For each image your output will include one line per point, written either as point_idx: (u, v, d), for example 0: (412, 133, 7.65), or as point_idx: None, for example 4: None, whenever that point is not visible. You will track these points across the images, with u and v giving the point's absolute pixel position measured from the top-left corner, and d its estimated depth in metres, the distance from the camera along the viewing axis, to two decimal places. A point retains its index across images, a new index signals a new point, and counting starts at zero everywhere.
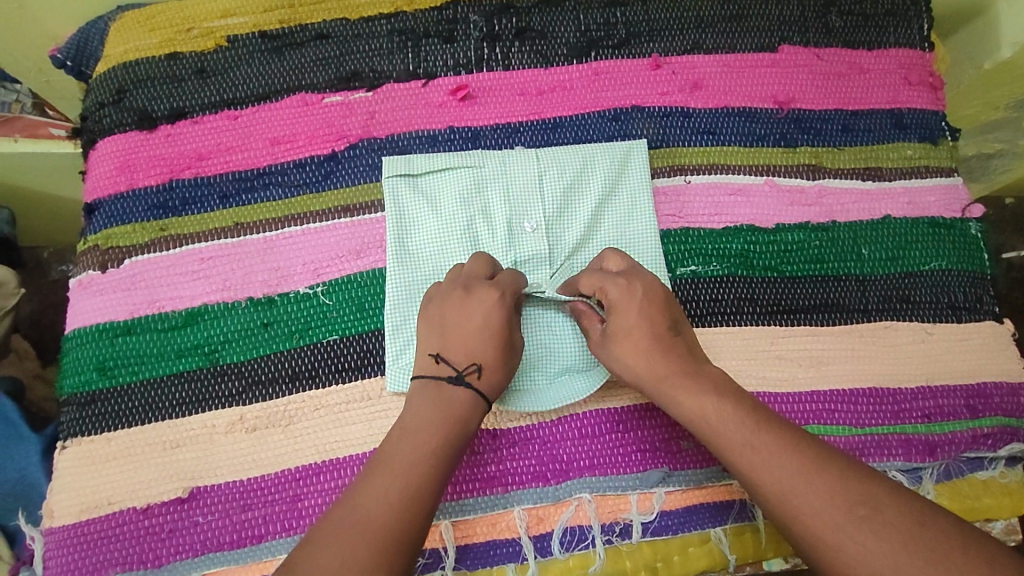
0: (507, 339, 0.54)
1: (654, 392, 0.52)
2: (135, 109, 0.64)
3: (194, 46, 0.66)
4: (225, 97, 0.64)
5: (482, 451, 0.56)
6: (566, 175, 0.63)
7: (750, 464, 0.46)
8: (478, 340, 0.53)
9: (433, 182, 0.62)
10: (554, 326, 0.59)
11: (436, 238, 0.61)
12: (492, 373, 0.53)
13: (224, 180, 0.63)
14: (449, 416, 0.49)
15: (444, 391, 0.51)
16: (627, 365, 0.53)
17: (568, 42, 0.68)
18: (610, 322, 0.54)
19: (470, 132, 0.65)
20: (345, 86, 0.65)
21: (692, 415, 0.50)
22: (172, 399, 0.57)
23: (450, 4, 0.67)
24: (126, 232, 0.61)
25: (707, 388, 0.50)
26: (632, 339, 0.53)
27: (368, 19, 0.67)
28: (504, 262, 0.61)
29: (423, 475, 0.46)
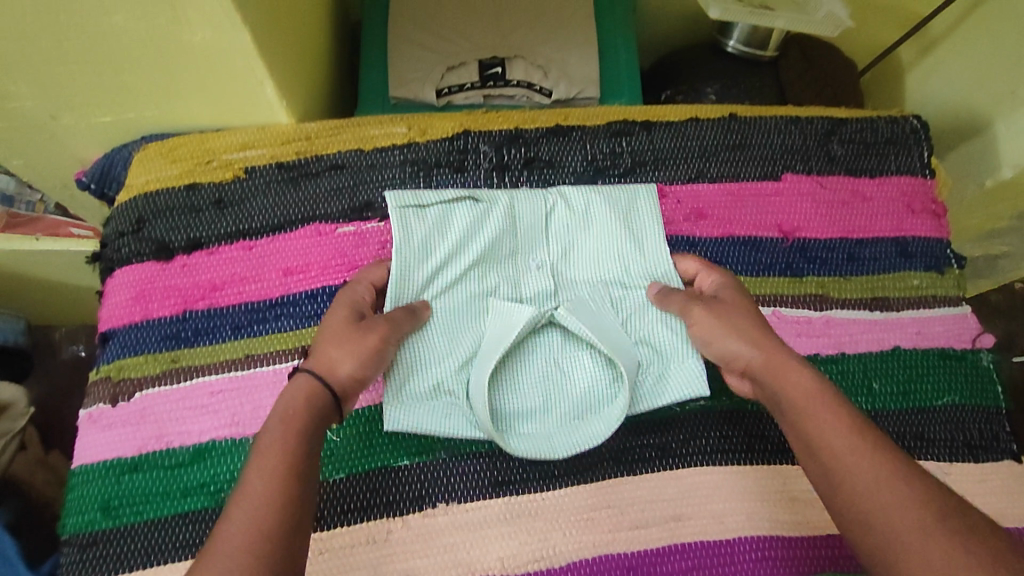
0: (342, 325, 0.54)
1: (759, 369, 0.54)
2: (153, 239, 0.66)
3: (213, 177, 0.68)
4: (241, 228, 0.66)
5: None
6: (570, 215, 0.67)
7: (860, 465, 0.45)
8: (323, 335, 0.53)
9: (441, 211, 0.64)
10: (564, 364, 0.62)
11: (440, 273, 0.63)
12: (326, 357, 0.52)
13: (238, 311, 0.64)
14: (291, 404, 0.48)
15: (288, 392, 0.50)
16: (727, 339, 0.56)
17: (575, 171, 0.70)
18: (722, 297, 0.59)
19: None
20: (358, 216, 0.67)
21: (795, 394, 0.51)
22: (175, 541, 0.56)
23: (461, 134, 0.70)
24: (138, 363, 0.62)
25: (821, 383, 0.51)
26: (733, 304, 0.58)
27: (381, 150, 0.69)
28: (511, 296, 0.64)
29: (268, 515, 0.42)
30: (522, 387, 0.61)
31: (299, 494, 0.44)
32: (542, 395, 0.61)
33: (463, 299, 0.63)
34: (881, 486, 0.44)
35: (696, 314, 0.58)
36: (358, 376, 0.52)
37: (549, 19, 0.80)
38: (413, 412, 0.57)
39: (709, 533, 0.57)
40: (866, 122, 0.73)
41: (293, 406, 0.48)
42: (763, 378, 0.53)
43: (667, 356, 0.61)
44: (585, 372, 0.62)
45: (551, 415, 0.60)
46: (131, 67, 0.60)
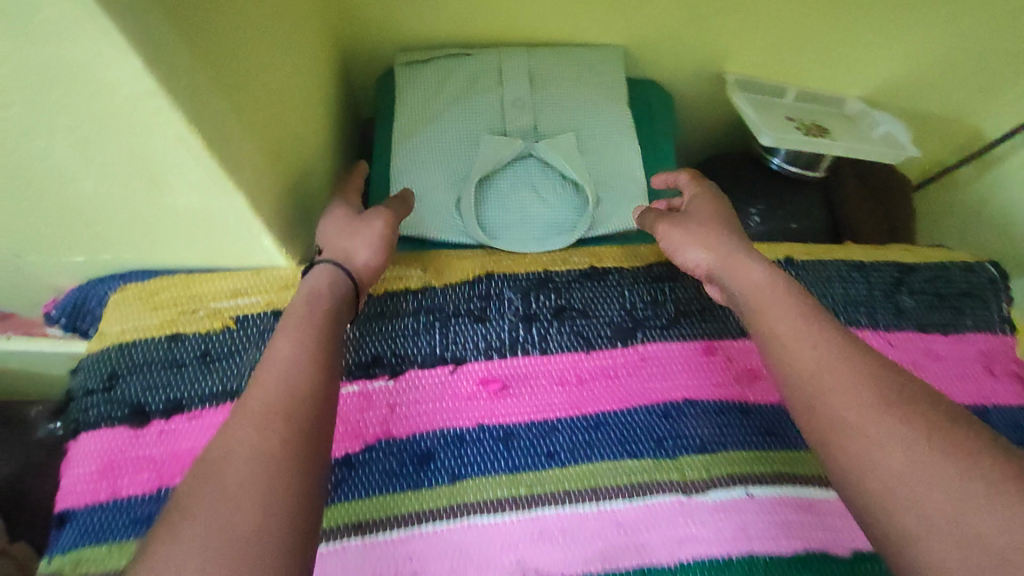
0: (342, 223, 0.59)
1: (715, 267, 0.56)
2: (127, 400, 0.57)
3: (199, 326, 0.60)
4: (228, 388, 0.57)
5: None
6: (552, 74, 0.73)
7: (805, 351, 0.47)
8: (326, 233, 0.58)
9: (433, 108, 0.71)
10: (548, 177, 0.69)
11: (435, 154, 0.70)
12: (338, 246, 0.56)
13: None
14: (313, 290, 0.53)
15: (307, 283, 0.54)
16: (686, 240, 0.58)
17: (611, 322, 0.62)
18: (694, 209, 0.60)
19: (501, 432, 0.58)
20: (364, 373, 0.59)
21: (746, 286, 0.53)
22: None
23: (485, 277, 0.63)
24: (99, 555, 0.52)
25: (771, 275, 0.53)
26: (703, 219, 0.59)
27: (392, 293, 0.62)
28: (497, 190, 0.68)
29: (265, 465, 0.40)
30: (512, 236, 0.67)
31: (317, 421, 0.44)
32: (529, 176, 0.68)
33: (459, 169, 0.69)
34: (882, 442, 0.40)
35: (667, 244, 0.61)
36: (371, 267, 0.57)
37: (586, 129, 0.71)
38: (416, 213, 0.67)
39: None
40: (937, 269, 0.66)
41: (318, 287, 0.53)
42: (722, 277, 0.55)
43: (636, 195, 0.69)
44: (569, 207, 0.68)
45: (524, 225, 0.67)
46: (102, 222, 0.53)
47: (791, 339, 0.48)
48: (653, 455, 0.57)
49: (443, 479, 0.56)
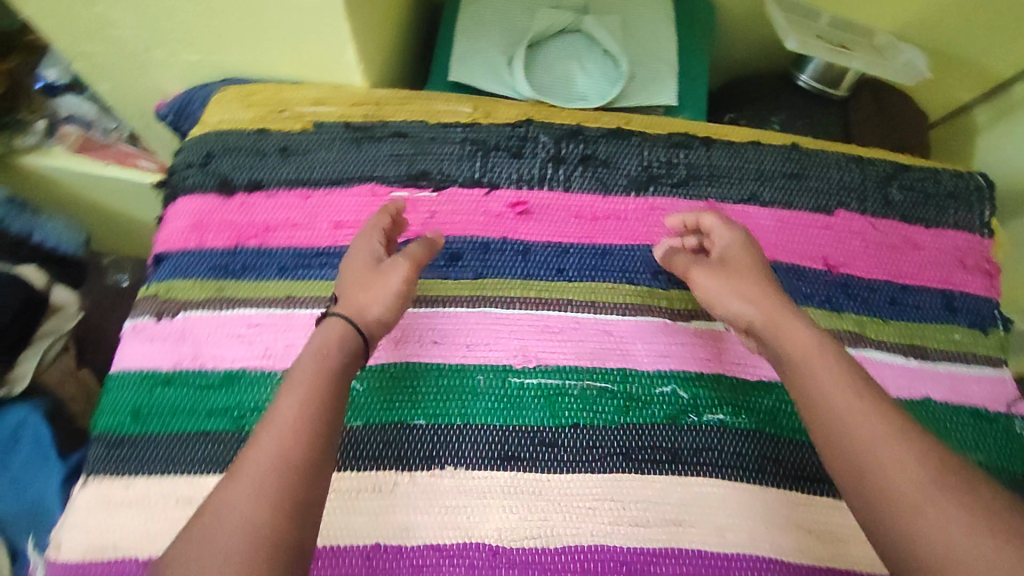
0: (365, 273, 0.58)
1: (760, 325, 0.55)
2: (217, 174, 0.70)
3: (283, 126, 0.72)
4: (302, 177, 0.70)
5: (478, 568, 0.55)
6: None
7: (851, 408, 0.48)
8: (349, 284, 0.58)
9: None
10: (588, 48, 0.78)
11: (489, 18, 0.79)
12: (355, 301, 0.56)
13: (285, 253, 0.67)
14: (324, 344, 0.53)
15: (325, 327, 0.55)
16: (726, 297, 0.58)
17: (628, 174, 0.71)
18: (729, 257, 0.60)
19: (521, 246, 0.68)
20: (412, 183, 0.70)
21: (790, 346, 0.53)
22: (191, 456, 0.58)
23: (524, 122, 0.73)
24: (186, 286, 0.65)
25: (818, 334, 0.53)
26: (735, 257, 0.60)
27: (445, 125, 0.73)
28: (542, 53, 0.78)
29: (259, 507, 0.43)
30: (550, 92, 0.76)
31: (324, 425, 0.48)
32: (572, 45, 0.78)
33: (511, 32, 0.79)
34: (876, 440, 0.46)
35: (699, 280, 0.60)
36: (382, 320, 0.57)
37: (632, 15, 0.80)
38: (468, 64, 0.77)
39: (707, 543, 0.56)
40: (930, 172, 0.73)
41: (327, 343, 0.53)
42: (764, 334, 0.55)
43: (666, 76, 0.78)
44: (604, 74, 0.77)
45: (562, 83, 0.76)
46: (223, 14, 0.64)
47: (842, 405, 0.48)
48: (647, 283, 0.67)
49: (467, 274, 0.67)
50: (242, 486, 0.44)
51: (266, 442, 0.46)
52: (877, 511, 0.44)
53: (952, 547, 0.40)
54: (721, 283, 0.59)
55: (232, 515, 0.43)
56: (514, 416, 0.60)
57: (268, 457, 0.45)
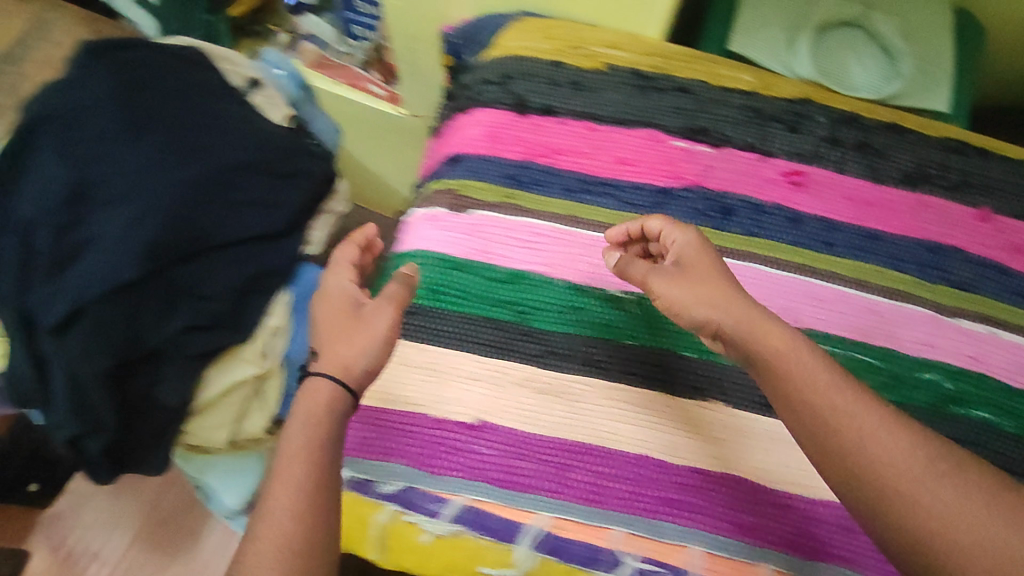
0: (344, 320, 0.60)
1: (734, 331, 0.54)
2: (514, 94, 0.74)
3: (577, 62, 0.75)
4: (589, 112, 0.73)
5: (742, 499, 0.60)
6: None
7: (881, 441, 0.47)
8: (329, 335, 0.59)
9: None
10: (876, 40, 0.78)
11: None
12: (335, 357, 0.57)
13: (570, 177, 0.71)
14: (311, 416, 0.54)
15: (307, 389, 0.55)
16: (694, 304, 0.56)
17: (903, 168, 0.73)
18: (686, 261, 0.59)
19: (791, 215, 0.71)
20: (691, 136, 0.73)
21: (780, 348, 0.52)
22: (481, 338, 0.65)
23: (804, 101, 0.75)
24: (480, 187, 0.70)
25: (797, 334, 0.53)
26: (695, 262, 0.59)
27: (726, 89, 0.75)
28: (828, 39, 0.78)
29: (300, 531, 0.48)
30: (830, 78, 0.77)
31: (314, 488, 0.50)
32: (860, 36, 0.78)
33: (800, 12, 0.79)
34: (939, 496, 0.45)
35: (664, 292, 0.58)
36: (371, 370, 0.57)
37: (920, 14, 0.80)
38: (752, 38, 0.79)
39: None
40: None
41: (316, 408, 0.54)
42: (756, 344, 0.53)
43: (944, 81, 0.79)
44: (884, 71, 0.78)
45: (841, 73, 0.78)
46: None
47: (869, 428, 0.48)
48: (915, 273, 0.69)
49: (739, 230, 0.70)
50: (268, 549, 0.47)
51: (277, 501, 0.49)
52: (896, 510, 0.45)
53: (994, 549, 0.43)
54: (680, 290, 0.57)
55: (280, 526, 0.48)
56: None
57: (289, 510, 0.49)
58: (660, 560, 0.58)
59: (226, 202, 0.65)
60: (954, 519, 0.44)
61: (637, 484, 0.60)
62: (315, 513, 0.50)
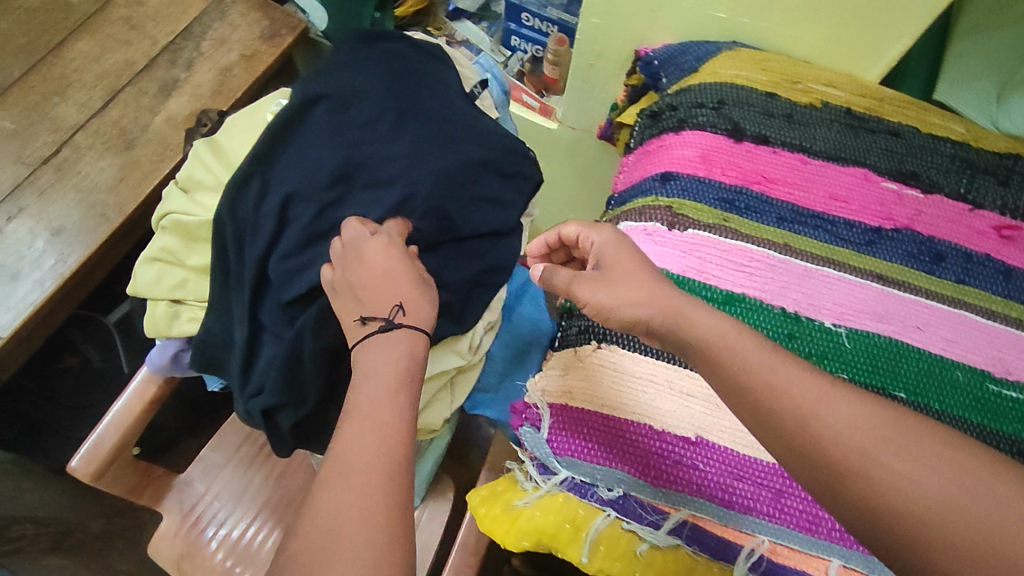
0: (405, 271, 0.59)
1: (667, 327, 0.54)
2: (729, 120, 0.76)
3: (793, 95, 0.78)
4: (803, 144, 0.75)
5: None
6: None
7: (786, 379, 0.48)
8: (389, 288, 0.58)
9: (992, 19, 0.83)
10: None
11: (986, 52, 0.82)
12: (419, 311, 0.57)
13: (784, 206, 0.72)
14: (379, 383, 0.52)
15: (387, 343, 0.55)
16: (617, 295, 0.56)
17: None
18: (609, 258, 0.61)
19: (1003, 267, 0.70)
20: (902, 180, 0.74)
21: (710, 335, 0.52)
22: None
23: (1013, 157, 0.76)
24: (697, 207, 0.72)
25: (719, 315, 0.53)
26: (616, 260, 0.60)
27: (936, 137, 0.77)
28: None
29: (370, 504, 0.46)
30: None
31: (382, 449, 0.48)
32: None
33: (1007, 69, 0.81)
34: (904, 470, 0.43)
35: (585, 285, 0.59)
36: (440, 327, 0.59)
37: None
38: (956, 89, 0.82)
39: None
40: None
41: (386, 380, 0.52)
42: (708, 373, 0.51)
43: None
44: None
45: None
46: None
47: (808, 403, 0.47)
48: None
49: (949, 277, 0.70)
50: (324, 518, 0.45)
51: (341, 470, 0.47)
52: (872, 500, 0.43)
53: (987, 522, 0.40)
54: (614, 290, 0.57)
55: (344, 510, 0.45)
56: (993, 420, 0.63)
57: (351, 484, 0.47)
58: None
59: (471, 197, 0.67)
60: (960, 509, 0.41)
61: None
62: (383, 504, 0.46)
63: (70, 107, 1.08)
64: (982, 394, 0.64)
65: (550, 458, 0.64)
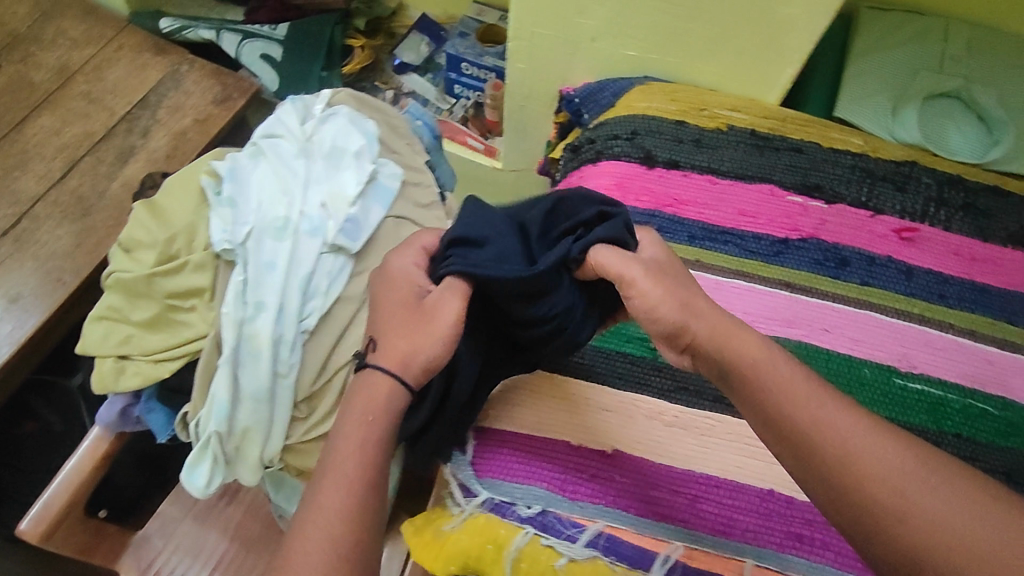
0: (408, 313, 0.57)
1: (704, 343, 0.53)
2: (641, 148, 0.81)
3: (699, 121, 0.83)
4: (712, 167, 0.80)
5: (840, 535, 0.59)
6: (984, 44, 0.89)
7: (792, 381, 0.50)
8: (387, 321, 0.58)
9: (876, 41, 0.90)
10: (959, 112, 0.85)
11: (876, 70, 0.88)
12: (395, 353, 0.56)
13: (696, 226, 0.76)
14: (378, 407, 0.54)
15: (367, 382, 0.56)
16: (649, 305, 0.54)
17: (1007, 228, 0.77)
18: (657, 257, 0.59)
19: (984, 286, 0.74)
20: (807, 193, 0.79)
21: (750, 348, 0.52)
22: (613, 372, 0.68)
23: (909, 164, 0.81)
24: None
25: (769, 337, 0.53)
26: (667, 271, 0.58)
27: (837, 151, 0.82)
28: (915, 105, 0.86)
29: (353, 514, 0.49)
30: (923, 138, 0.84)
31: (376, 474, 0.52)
32: (946, 107, 0.86)
33: (896, 85, 0.87)
34: (884, 456, 0.45)
35: (634, 273, 0.55)
36: (427, 368, 0.56)
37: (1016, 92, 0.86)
38: (854, 104, 0.87)
39: None
40: None
41: (377, 398, 0.55)
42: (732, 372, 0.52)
43: None
44: (971, 137, 0.84)
45: (938, 134, 0.84)
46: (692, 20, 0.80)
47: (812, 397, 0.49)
48: None
49: (855, 279, 0.74)
50: (310, 527, 0.49)
51: (326, 489, 0.50)
52: (832, 476, 0.45)
53: (934, 514, 0.42)
54: (665, 291, 0.54)
55: (332, 523, 0.49)
56: (902, 413, 0.65)
57: (334, 501, 0.49)
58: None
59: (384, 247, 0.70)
60: (917, 496, 0.43)
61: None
62: (350, 528, 0.49)
63: (30, 180, 1.12)
64: (990, 404, 0.66)
65: (471, 479, 0.62)
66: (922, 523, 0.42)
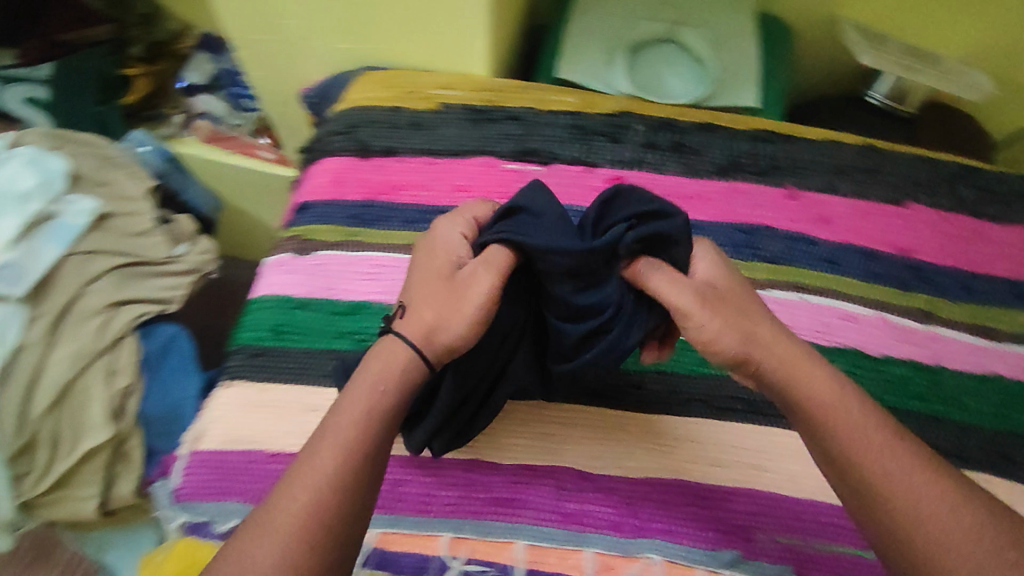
0: (440, 283, 0.53)
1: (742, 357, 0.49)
2: (357, 141, 0.80)
3: (414, 105, 0.83)
4: (428, 147, 0.80)
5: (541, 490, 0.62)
6: None
7: (814, 369, 0.50)
8: (423, 288, 0.53)
9: None
10: (671, 55, 0.87)
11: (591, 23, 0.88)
12: (416, 321, 0.52)
13: (411, 210, 0.76)
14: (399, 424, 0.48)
15: (387, 359, 0.51)
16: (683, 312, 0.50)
17: (715, 161, 0.79)
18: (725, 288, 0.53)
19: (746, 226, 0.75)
20: (522, 158, 0.79)
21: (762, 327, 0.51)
22: (324, 370, 0.67)
23: (622, 114, 0.82)
24: (325, 230, 0.75)
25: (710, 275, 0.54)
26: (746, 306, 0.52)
27: (552, 113, 0.82)
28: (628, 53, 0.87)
29: (312, 521, 0.43)
30: (637, 84, 0.85)
31: (362, 490, 0.46)
32: (658, 52, 0.87)
33: (610, 36, 0.88)
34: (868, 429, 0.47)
35: (684, 299, 0.50)
36: (451, 346, 0.51)
37: (724, 27, 0.88)
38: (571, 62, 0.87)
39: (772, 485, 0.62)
40: (995, 177, 0.81)
41: (396, 383, 0.49)
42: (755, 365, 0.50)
43: (750, 78, 0.87)
44: (683, 79, 0.86)
45: (654, 81, 0.86)
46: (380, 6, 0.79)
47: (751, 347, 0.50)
48: (732, 254, 0.74)
49: None
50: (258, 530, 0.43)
51: (313, 474, 0.45)
52: (893, 497, 0.45)
53: (918, 494, 0.45)
54: (724, 322, 0.49)
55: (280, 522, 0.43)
56: None
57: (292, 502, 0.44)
58: (488, 560, 0.60)
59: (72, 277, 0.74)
60: (876, 460, 0.46)
61: (696, 521, 0.61)
62: (298, 537, 0.43)
63: None
64: None
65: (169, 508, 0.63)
66: (931, 531, 0.43)
